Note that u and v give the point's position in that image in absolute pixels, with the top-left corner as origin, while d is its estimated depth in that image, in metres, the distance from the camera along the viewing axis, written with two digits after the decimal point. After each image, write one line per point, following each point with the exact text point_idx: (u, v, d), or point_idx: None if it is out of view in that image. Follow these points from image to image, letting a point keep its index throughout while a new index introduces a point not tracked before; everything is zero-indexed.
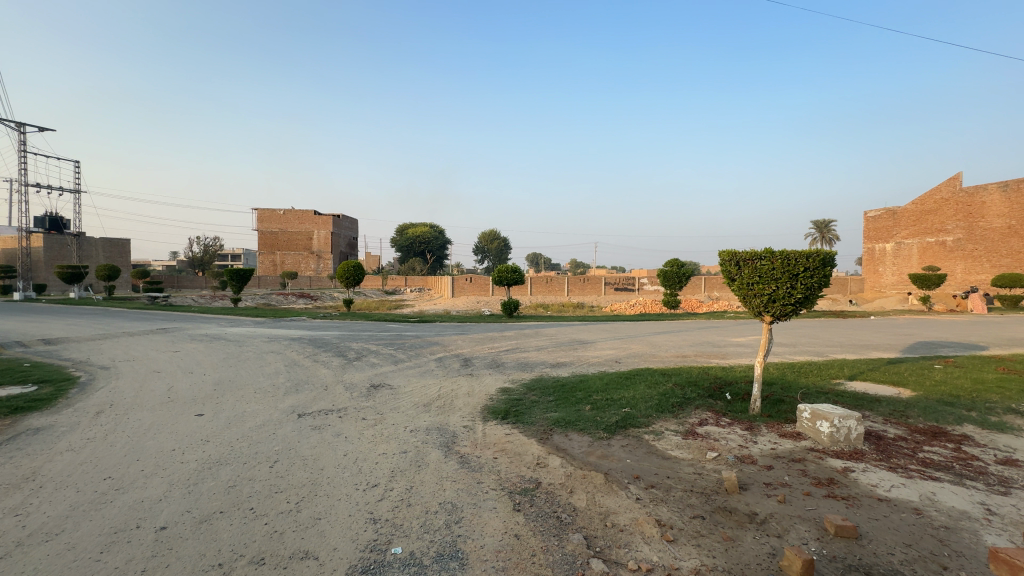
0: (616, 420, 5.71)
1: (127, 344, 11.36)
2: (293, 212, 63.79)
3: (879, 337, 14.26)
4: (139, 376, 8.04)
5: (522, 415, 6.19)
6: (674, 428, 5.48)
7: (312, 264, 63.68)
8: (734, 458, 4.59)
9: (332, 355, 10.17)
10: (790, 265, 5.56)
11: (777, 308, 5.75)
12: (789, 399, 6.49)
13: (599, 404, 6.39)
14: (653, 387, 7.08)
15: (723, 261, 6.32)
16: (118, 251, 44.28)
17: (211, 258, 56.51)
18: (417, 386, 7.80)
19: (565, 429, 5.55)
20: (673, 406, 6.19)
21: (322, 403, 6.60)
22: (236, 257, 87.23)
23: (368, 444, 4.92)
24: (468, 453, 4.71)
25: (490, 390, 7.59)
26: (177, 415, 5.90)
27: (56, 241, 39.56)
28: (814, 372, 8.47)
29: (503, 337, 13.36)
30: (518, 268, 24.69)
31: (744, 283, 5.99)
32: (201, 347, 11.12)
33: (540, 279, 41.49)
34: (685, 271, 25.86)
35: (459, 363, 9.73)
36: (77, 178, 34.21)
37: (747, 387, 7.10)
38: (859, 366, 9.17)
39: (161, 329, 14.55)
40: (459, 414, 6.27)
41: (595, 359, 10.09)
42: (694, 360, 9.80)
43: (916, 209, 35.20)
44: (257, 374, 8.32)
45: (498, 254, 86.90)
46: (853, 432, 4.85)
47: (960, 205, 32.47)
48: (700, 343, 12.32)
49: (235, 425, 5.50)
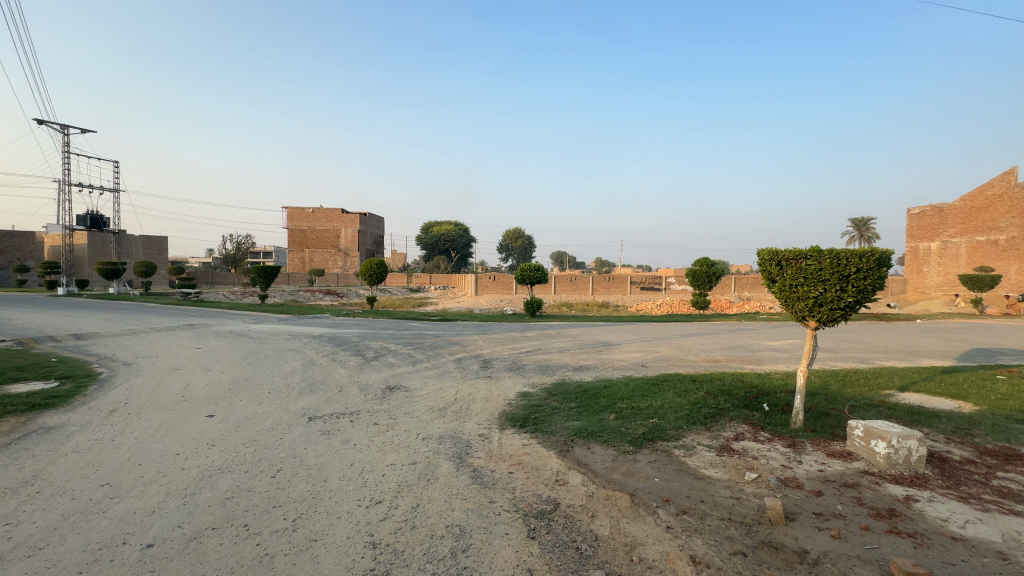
0: (643, 432, 5.27)
1: (153, 339, 11.50)
2: (321, 210, 65.00)
3: (928, 342, 13.30)
4: (159, 373, 8.03)
5: (542, 423, 5.82)
6: (708, 443, 5.01)
7: (339, 261, 64.75)
8: (777, 481, 4.10)
9: (349, 355, 10.00)
10: (841, 266, 5.00)
11: (824, 313, 5.21)
12: (835, 412, 5.92)
13: (625, 413, 5.96)
14: (683, 395, 6.60)
15: (761, 261, 5.78)
16: (156, 248, 45.93)
17: (243, 255, 58.06)
18: (434, 388, 7.53)
19: (588, 440, 5.16)
20: (705, 418, 5.71)
21: (335, 406, 6.38)
22: (267, 253, 89.33)
23: (376, 453, 4.64)
24: (481, 467, 4.37)
25: (509, 395, 7.25)
26: (187, 416, 5.77)
27: (99, 238, 41.27)
28: (861, 382, 7.81)
29: (525, 338, 13.01)
30: (541, 266, 24.29)
31: (786, 284, 5.45)
32: (223, 344, 11.14)
33: (564, 278, 40.90)
34: (716, 270, 24.93)
35: (478, 364, 9.44)
36: (116, 177, 35.52)
37: (788, 397, 6.54)
38: (911, 375, 8.43)
39: (188, 325, 14.74)
40: (475, 420, 5.94)
41: (620, 363, 9.62)
42: (726, 365, 9.24)
43: (965, 206, 33.09)
44: (274, 373, 8.21)
45: (522, 251, 86.46)
46: (914, 454, 4.31)
47: (1015, 201, 30.38)
48: (732, 347, 11.68)
49: (244, 428, 5.32)
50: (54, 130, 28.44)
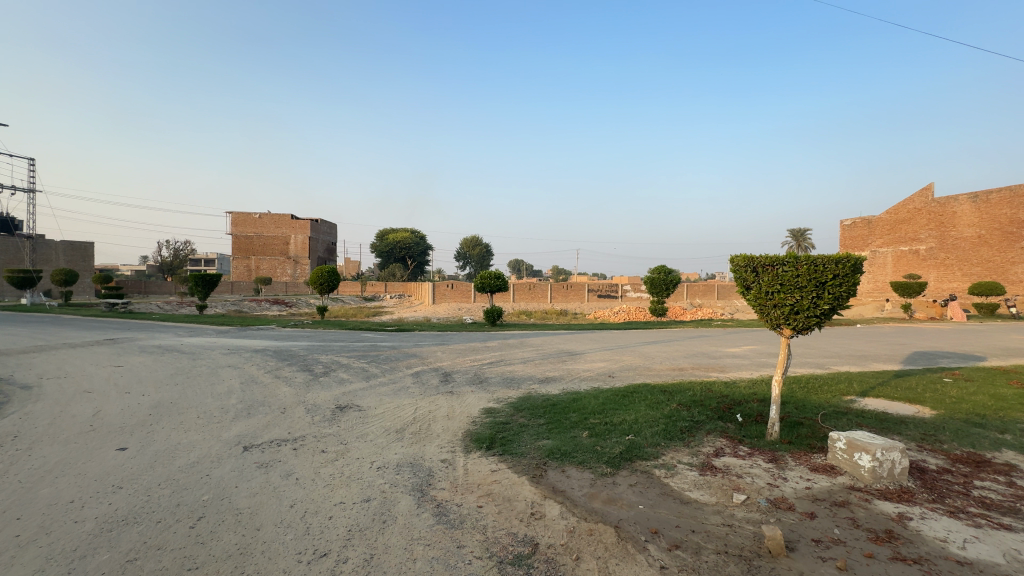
0: (620, 451, 4.91)
1: (64, 357, 10.11)
2: (269, 216, 61.91)
3: (873, 346, 13.84)
4: (65, 397, 6.92)
5: (511, 444, 5.34)
6: (688, 461, 4.71)
7: (289, 269, 61.81)
8: (767, 503, 3.82)
9: (296, 371, 9.13)
10: (817, 273, 4.86)
11: (799, 321, 5.07)
12: (808, 421, 5.81)
13: (598, 429, 5.59)
14: (656, 408, 6.32)
15: (736, 267, 5.59)
16: (80, 254, 42.04)
17: (181, 263, 54.20)
18: (390, 407, 6.89)
19: (562, 463, 4.73)
20: (681, 432, 5.44)
21: (275, 431, 5.63)
22: (209, 261, 83.94)
23: (322, 489, 4.00)
24: (446, 501, 3.83)
25: (472, 412, 6.71)
26: (92, 450, 4.86)
27: (12, 244, 37.22)
28: (824, 388, 7.83)
29: (487, 348, 12.50)
30: (501, 274, 23.87)
31: (762, 291, 5.27)
32: (149, 360, 9.95)
33: (523, 286, 40.74)
34: (672, 278, 25.39)
35: (438, 378, 8.84)
36: (31, 176, 32.27)
37: (759, 407, 6.39)
38: (867, 380, 8.58)
39: (109, 339, 13.20)
40: (436, 443, 5.39)
41: (587, 374, 9.29)
42: (692, 374, 9.13)
43: (890, 218, 35.64)
44: (206, 393, 7.27)
45: (479, 259, 85.72)
46: (897, 466, 4.17)
47: (932, 215, 33.07)
48: (694, 354, 11.68)
49: (162, 464, 4.51)
50: None
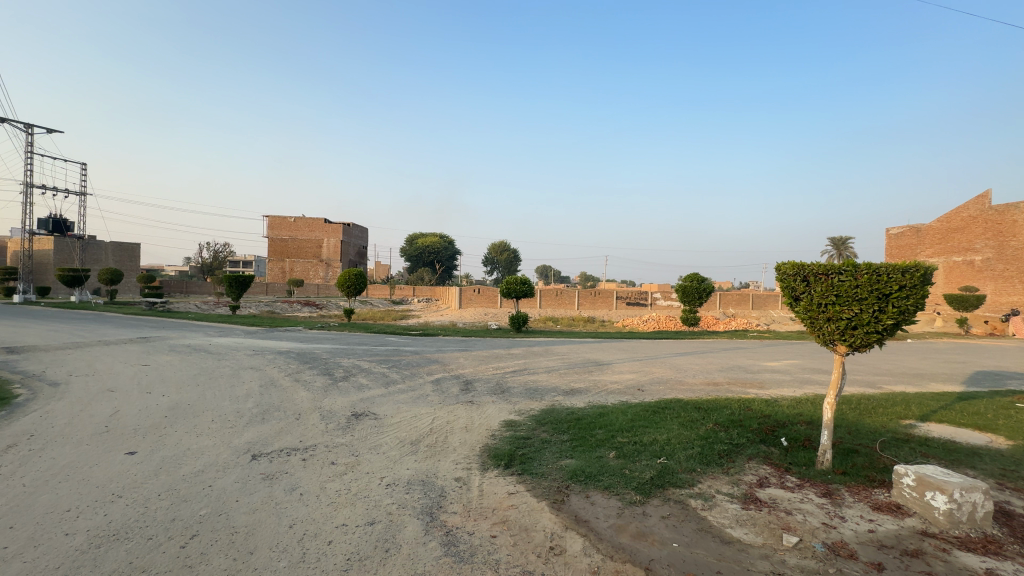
0: (650, 476, 4.45)
1: (96, 355, 10.32)
2: (303, 220, 63.59)
3: (929, 364, 12.73)
4: (87, 396, 6.94)
5: (531, 462, 4.95)
6: (728, 491, 4.21)
7: (321, 272, 63.13)
8: (823, 548, 3.31)
9: (316, 375, 9.00)
10: (881, 284, 4.30)
11: (858, 336, 4.51)
12: (864, 449, 5.21)
13: (627, 449, 5.14)
14: (690, 427, 5.80)
15: (783, 275, 5.05)
16: (127, 255, 44.15)
17: (220, 264, 56.20)
18: (407, 416, 6.62)
19: (586, 487, 4.32)
20: (719, 456, 4.93)
21: (286, 439, 5.42)
22: (247, 263, 87.03)
23: (325, 508, 3.72)
24: (456, 528, 3.47)
25: (492, 424, 6.36)
26: (101, 454, 4.75)
27: (66, 244, 39.34)
28: (878, 410, 7.09)
29: (510, 356, 12.14)
30: (528, 279, 23.53)
31: (813, 302, 4.71)
32: (175, 360, 10.02)
33: (550, 291, 40.28)
34: (706, 286, 24.43)
35: (459, 387, 8.52)
36: (83, 180, 34.09)
37: (806, 429, 5.80)
38: (927, 403, 7.76)
39: (142, 337, 13.49)
40: (451, 459, 5.06)
41: (614, 386, 8.78)
42: (727, 390, 8.52)
43: (942, 226, 33.54)
44: (224, 396, 7.18)
45: (508, 263, 85.53)
46: (979, 510, 3.58)
47: (989, 223, 30.88)
48: (730, 368, 11.00)
49: (167, 472, 4.33)
50: (17, 129, 27.26)
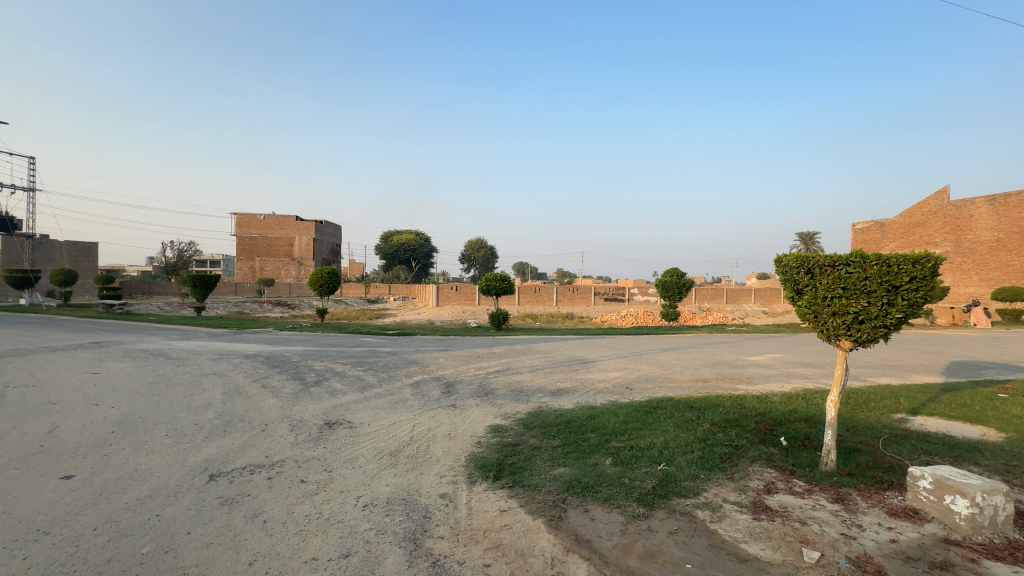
0: (652, 485, 4.13)
1: (40, 362, 9.46)
2: (273, 217, 61.55)
3: (905, 355, 12.90)
4: (24, 410, 6.22)
5: (521, 473, 4.56)
6: (736, 499, 3.92)
7: (292, 271, 61.25)
8: (848, 564, 3.04)
9: (285, 380, 8.39)
10: (890, 276, 4.06)
11: (865, 331, 4.28)
12: (866, 448, 5.01)
13: (624, 455, 4.81)
14: (686, 429, 5.53)
15: (784, 267, 4.80)
16: (85, 255, 41.86)
17: (186, 264, 53.88)
18: (385, 424, 6.14)
19: (584, 500, 3.96)
20: (721, 461, 4.65)
21: (250, 455, 4.88)
22: (215, 263, 84.12)
23: (293, 538, 3.24)
24: (444, 557, 3.06)
25: (477, 430, 5.95)
26: (30, 480, 4.13)
27: (16, 244, 36.97)
28: (869, 404, 6.97)
29: (492, 355, 11.73)
30: (507, 276, 23.13)
31: (818, 296, 4.47)
32: (129, 366, 9.25)
33: (528, 288, 40.04)
34: (685, 282, 24.48)
35: (439, 390, 8.06)
36: (31, 175, 32.01)
37: (805, 428, 5.59)
38: (915, 396, 7.70)
39: (95, 342, 12.54)
40: (435, 472, 4.63)
41: (601, 385, 8.46)
42: (717, 387, 8.33)
43: (904, 222, 34.55)
44: (181, 407, 6.54)
45: (485, 262, 84.83)
46: (1001, 514, 3.38)
47: (948, 218, 32.02)
48: (715, 363, 10.86)
49: (108, 500, 3.77)
50: None
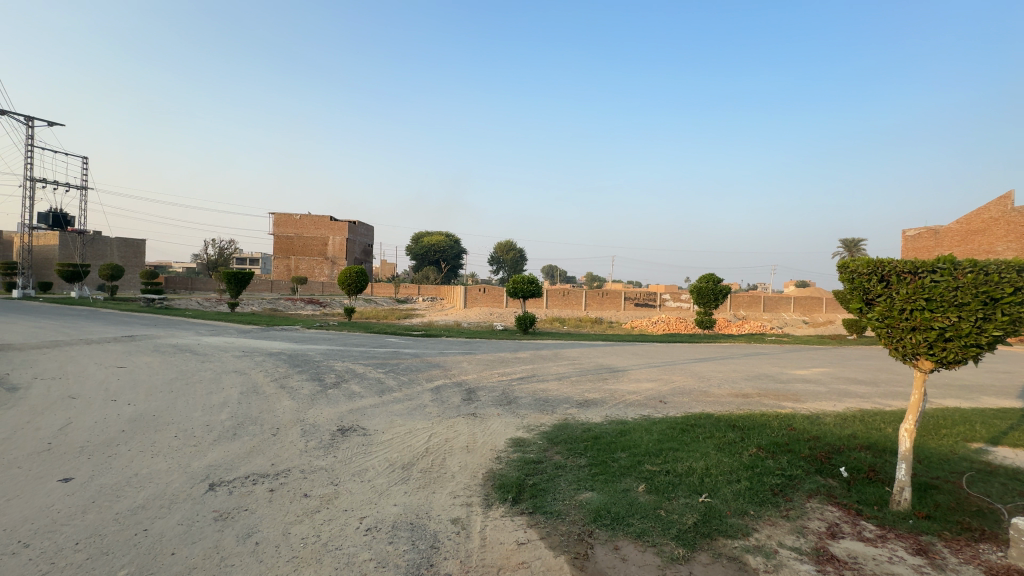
0: (694, 521, 3.59)
1: (72, 355, 9.59)
2: (308, 217, 63.08)
3: (971, 373, 11.70)
4: (44, 404, 6.18)
5: (544, 497, 4.09)
6: (793, 544, 3.34)
7: (326, 270, 62.58)
8: None
9: (304, 381, 8.19)
10: (989, 285, 3.41)
11: (952, 350, 3.64)
12: (947, 486, 4.31)
13: (660, 481, 4.28)
14: (729, 453, 4.94)
15: (850, 274, 4.16)
16: (133, 251, 43.87)
17: (226, 261, 55.76)
18: (401, 432, 5.80)
19: (614, 534, 3.46)
20: (773, 494, 4.05)
21: (256, 462, 4.60)
22: (254, 262, 87.07)
23: (283, 567, 2.89)
24: None
25: (497, 443, 5.52)
26: (28, 482, 3.95)
27: (72, 240, 39.08)
28: (940, 431, 6.16)
29: (517, 360, 11.28)
30: (535, 278, 22.72)
31: (894, 307, 3.83)
32: (155, 361, 9.29)
33: (556, 291, 39.43)
34: (722, 288, 23.38)
35: (460, 396, 7.67)
36: (84, 174, 33.71)
37: (868, 457, 4.91)
38: (993, 422, 6.78)
39: (128, 335, 12.77)
40: (449, 490, 4.22)
41: (633, 398, 7.87)
42: (760, 403, 7.63)
43: (962, 228, 31.97)
44: (196, 406, 6.37)
45: (514, 263, 84.68)
46: None
47: (1013, 225, 29.30)
48: (757, 376, 10.09)
49: (98, 509, 3.52)
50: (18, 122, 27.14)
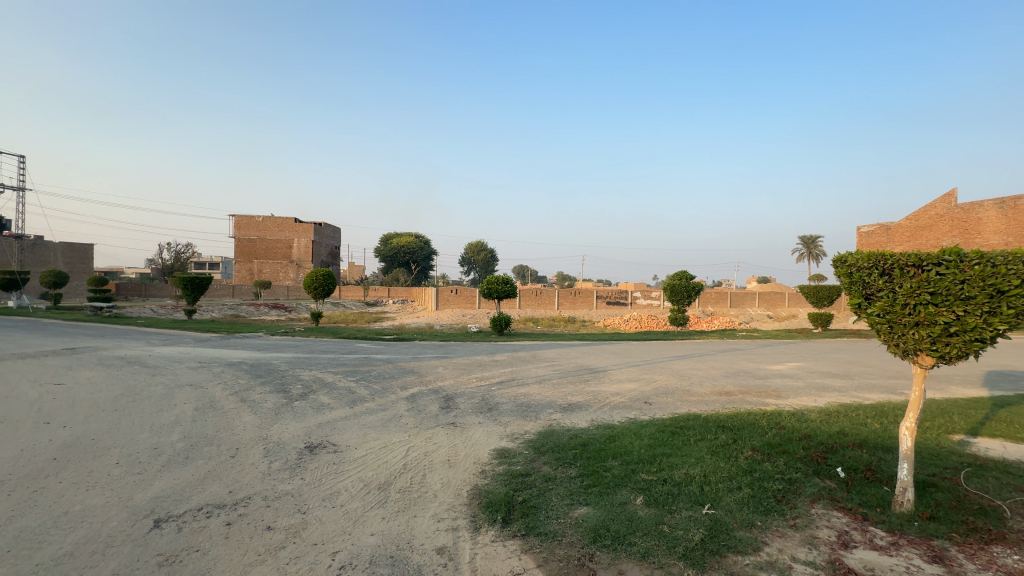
0: (702, 536, 3.33)
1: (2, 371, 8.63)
2: (271, 219, 60.85)
3: None
4: None
5: (536, 515, 3.75)
6: (807, 558, 3.12)
7: (290, 273, 60.48)
8: None
9: (268, 392, 7.58)
10: (996, 278, 3.27)
11: (956, 345, 3.52)
12: (945, 483, 4.22)
13: (658, 492, 4.02)
14: (725, 457, 4.73)
15: (850, 268, 4.02)
16: (79, 256, 41.07)
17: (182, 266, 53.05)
18: (375, 447, 5.34)
19: (618, 557, 3.14)
20: (776, 501, 3.84)
21: (211, 490, 4.08)
22: (214, 266, 83.33)
23: None
24: None
25: (480, 455, 5.16)
26: None
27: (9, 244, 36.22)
28: (923, 424, 6.16)
29: (495, 363, 10.92)
30: (509, 279, 22.39)
31: (897, 302, 3.70)
32: (98, 376, 8.45)
33: (529, 291, 39.28)
34: (693, 285, 23.66)
35: (438, 404, 7.25)
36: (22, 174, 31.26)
37: (862, 455, 4.80)
38: (968, 413, 6.88)
39: (68, 348, 11.68)
40: (431, 512, 3.83)
41: (617, 400, 7.63)
42: (745, 401, 7.52)
43: (910, 224, 33.71)
44: (143, 427, 5.73)
45: (484, 262, 84.14)
46: None
47: (955, 221, 31.16)
48: (736, 373, 10.07)
49: (11, 561, 2.95)
50: None
